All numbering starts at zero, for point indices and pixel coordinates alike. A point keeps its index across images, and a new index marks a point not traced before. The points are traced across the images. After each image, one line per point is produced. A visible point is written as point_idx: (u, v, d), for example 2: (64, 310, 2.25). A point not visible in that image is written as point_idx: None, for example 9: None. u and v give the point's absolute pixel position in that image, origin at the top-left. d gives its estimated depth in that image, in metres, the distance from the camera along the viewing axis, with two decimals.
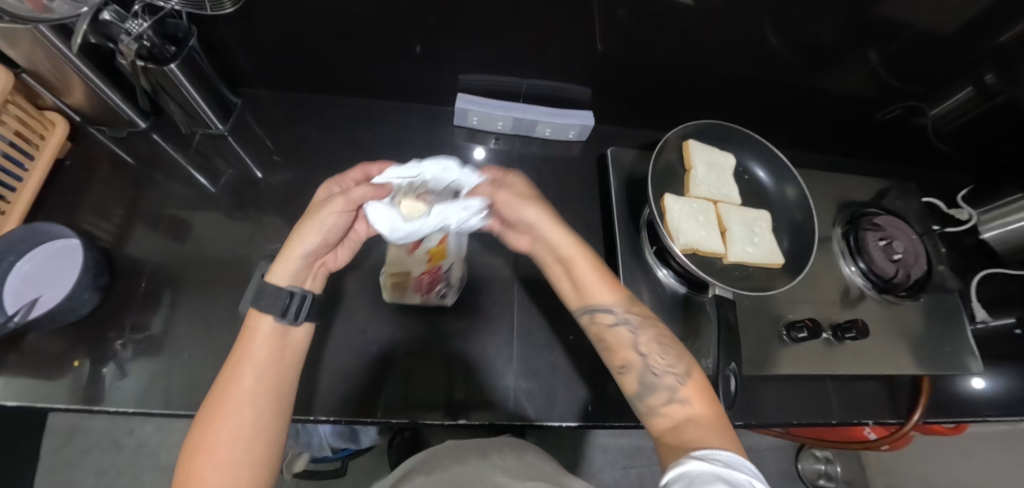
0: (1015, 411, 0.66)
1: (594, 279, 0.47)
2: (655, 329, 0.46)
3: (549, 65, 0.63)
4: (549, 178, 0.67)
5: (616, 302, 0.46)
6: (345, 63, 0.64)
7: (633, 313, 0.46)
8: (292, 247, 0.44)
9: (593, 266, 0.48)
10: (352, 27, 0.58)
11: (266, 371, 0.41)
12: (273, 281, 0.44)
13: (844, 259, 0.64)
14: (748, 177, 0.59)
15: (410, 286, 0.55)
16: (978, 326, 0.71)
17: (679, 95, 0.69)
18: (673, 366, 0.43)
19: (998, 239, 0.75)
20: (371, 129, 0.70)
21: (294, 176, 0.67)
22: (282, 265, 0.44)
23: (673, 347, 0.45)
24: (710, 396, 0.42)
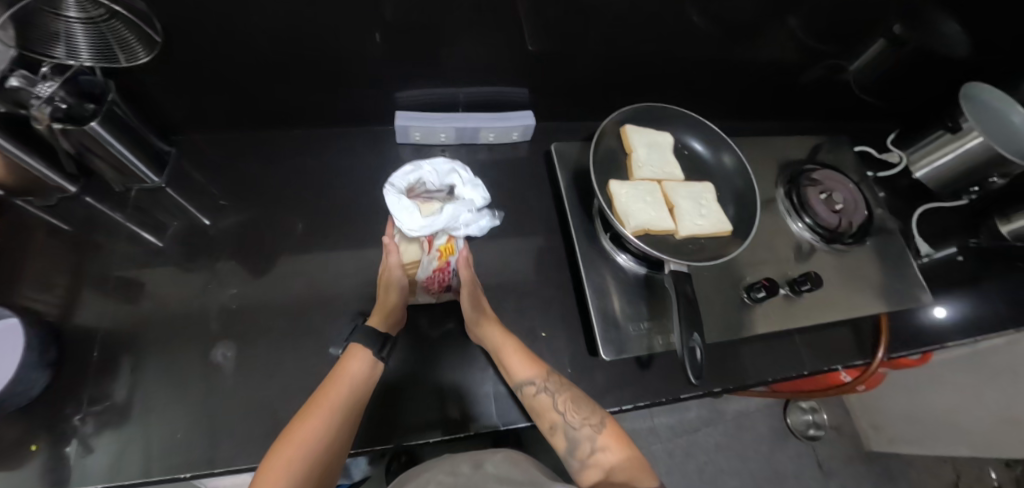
0: (968, 333, 0.71)
1: (512, 355, 0.50)
2: (567, 388, 0.49)
3: (483, 71, 0.63)
4: (502, 181, 0.68)
5: (530, 375, 0.49)
6: (279, 96, 0.63)
7: (552, 381, 0.49)
8: (387, 300, 0.52)
9: (512, 346, 0.51)
10: (281, 59, 0.57)
11: (353, 387, 0.46)
12: (372, 322, 0.51)
13: (791, 217, 0.66)
14: (689, 152, 0.62)
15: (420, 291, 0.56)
16: (924, 259, 0.76)
17: (614, 83, 0.71)
18: (588, 418, 0.46)
19: (928, 175, 0.80)
20: (317, 158, 0.70)
21: (245, 216, 0.65)
22: (383, 314, 0.52)
23: (587, 403, 0.48)
24: (625, 440, 0.45)
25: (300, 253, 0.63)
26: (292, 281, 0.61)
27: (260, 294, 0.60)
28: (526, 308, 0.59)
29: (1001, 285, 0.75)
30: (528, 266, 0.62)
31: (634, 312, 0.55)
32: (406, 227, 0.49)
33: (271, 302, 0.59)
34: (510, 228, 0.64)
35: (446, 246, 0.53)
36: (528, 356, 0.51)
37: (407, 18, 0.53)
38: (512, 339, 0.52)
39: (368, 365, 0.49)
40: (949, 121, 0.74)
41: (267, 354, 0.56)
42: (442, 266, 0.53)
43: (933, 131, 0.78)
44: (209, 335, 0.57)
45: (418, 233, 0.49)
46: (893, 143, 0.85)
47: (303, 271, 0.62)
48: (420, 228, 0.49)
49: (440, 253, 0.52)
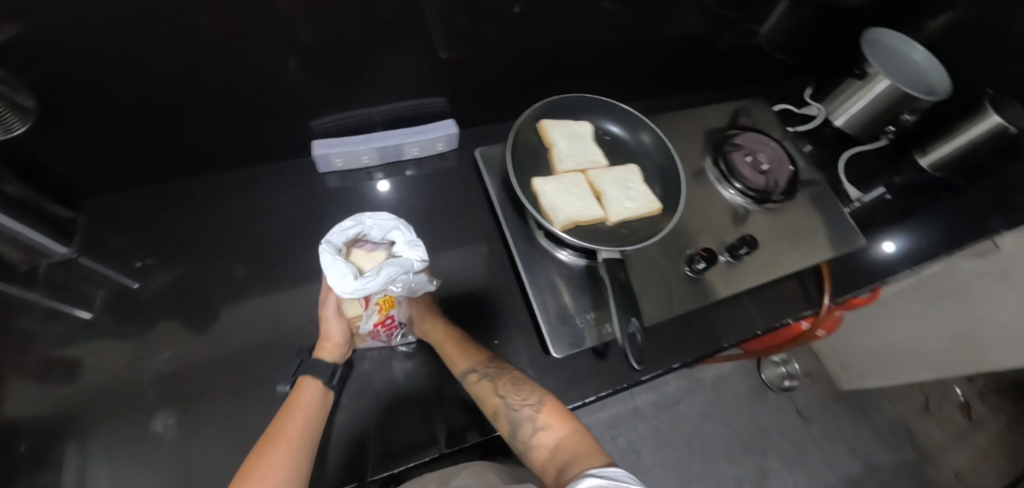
0: (909, 265, 0.74)
1: (450, 348, 0.51)
2: (509, 372, 0.50)
3: (398, 86, 0.62)
4: (434, 193, 0.67)
5: (468, 365, 0.50)
6: (190, 142, 0.60)
7: (492, 368, 0.49)
8: (330, 336, 0.50)
9: (450, 341, 0.52)
10: (181, 105, 0.54)
11: (307, 419, 0.44)
12: (318, 354, 0.49)
13: (721, 184, 0.68)
14: (610, 137, 0.62)
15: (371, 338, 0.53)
16: (854, 204, 0.79)
17: (532, 79, 0.71)
18: (529, 399, 0.47)
19: (847, 123, 0.83)
20: (242, 201, 0.67)
21: (171, 273, 0.62)
22: (327, 346, 0.50)
23: (527, 384, 0.49)
24: (567, 416, 0.46)
25: (236, 301, 0.61)
26: (232, 333, 0.58)
27: (198, 352, 0.57)
28: (475, 318, 0.59)
29: (930, 216, 0.79)
30: (473, 275, 0.62)
31: (580, 304, 0.55)
32: (337, 288, 0.41)
33: (214, 358, 0.57)
34: (450, 241, 0.64)
35: (386, 301, 0.50)
36: (467, 347, 0.52)
37: (308, 42, 0.51)
38: (455, 334, 0.53)
39: (319, 395, 0.47)
40: (856, 68, 0.77)
41: (213, 413, 0.53)
42: (382, 320, 0.51)
43: (844, 80, 0.81)
44: (145, 407, 0.53)
45: (351, 296, 0.41)
46: (812, 98, 0.88)
47: (242, 320, 0.60)
48: (355, 291, 0.41)
49: (379, 308, 0.50)
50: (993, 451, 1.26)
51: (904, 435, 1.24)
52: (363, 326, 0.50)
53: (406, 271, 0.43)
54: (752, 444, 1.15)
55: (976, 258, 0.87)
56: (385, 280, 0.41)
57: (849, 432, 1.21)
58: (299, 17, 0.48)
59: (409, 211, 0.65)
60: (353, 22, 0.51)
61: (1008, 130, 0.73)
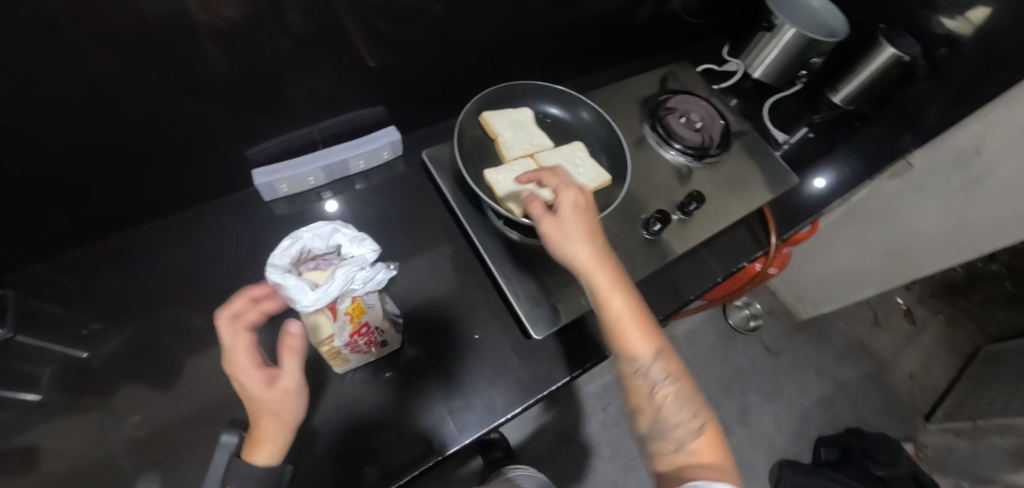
0: (836, 196, 0.81)
1: (630, 325, 0.42)
2: (680, 384, 0.42)
3: (331, 103, 0.61)
4: (388, 204, 0.67)
5: (641, 355, 0.42)
6: (117, 196, 0.56)
7: (661, 367, 0.42)
8: (270, 429, 0.36)
9: (635, 317, 0.43)
10: (105, 159, 0.50)
11: None
12: (249, 460, 0.36)
13: (663, 147, 0.71)
14: (550, 119, 0.64)
15: (351, 355, 0.48)
16: (783, 147, 0.86)
17: (465, 74, 0.71)
18: (688, 418, 0.40)
19: (766, 72, 0.88)
20: (188, 246, 0.64)
21: (125, 334, 0.58)
22: (265, 446, 0.36)
23: (693, 401, 0.42)
24: (720, 449, 0.40)
25: (203, 350, 0.58)
26: (204, 384, 0.56)
27: (170, 411, 0.54)
28: (451, 319, 0.59)
29: (847, 148, 0.87)
30: (441, 276, 0.62)
31: (551, 283, 0.57)
32: (298, 303, 0.37)
33: (189, 413, 0.54)
34: (413, 247, 0.64)
35: (355, 307, 0.42)
36: (656, 334, 0.43)
37: (228, 71, 0.49)
38: (629, 300, 0.44)
39: None
40: (764, 21, 0.82)
41: (200, 471, 0.51)
42: (358, 329, 0.43)
43: (755, 34, 0.86)
44: (121, 481, 0.50)
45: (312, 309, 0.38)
46: (729, 54, 0.93)
47: (214, 367, 0.58)
48: (316, 301, 0.38)
49: (350, 317, 0.42)
50: (936, 347, 1.40)
51: (861, 349, 1.36)
52: (338, 341, 0.43)
53: (365, 267, 0.40)
54: (732, 386, 1.22)
55: (896, 178, 0.96)
56: (345, 281, 0.38)
57: (814, 357, 1.32)
58: (220, 48, 0.46)
59: (364, 225, 0.65)
60: (273, 44, 0.49)
61: (902, 60, 0.80)
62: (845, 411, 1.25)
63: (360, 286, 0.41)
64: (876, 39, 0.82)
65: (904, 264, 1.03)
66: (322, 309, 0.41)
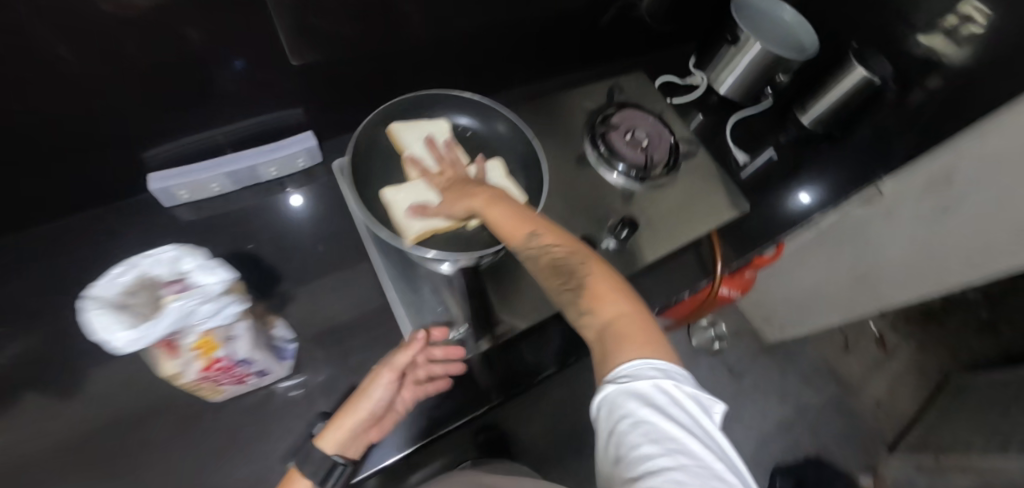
0: (797, 222, 0.76)
1: (504, 221, 0.44)
2: (561, 249, 0.43)
3: (248, 102, 0.56)
4: (305, 215, 0.62)
5: (521, 243, 0.43)
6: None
7: (540, 248, 0.43)
8: (347, 413, 0.43)
9: (513, 217, 0.44)
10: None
11: None
12: (325, 439, 0.42)
13: (603, 167, 0.66)
14: (472, 134, 0.61)
15: (221, 385, 0.43)
16: (743, 169, 0.81)
17: (399, 77, 0.66)
18: (575, 283, 0.41)
19: (730, 88, 0.83)
20: (62, 249, 0.55)
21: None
22: (337, 430, 0.42)
23: (580, 264, 0.42)
24: (614, 290, 0.40)
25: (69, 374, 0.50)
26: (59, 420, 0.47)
27: (11, 450, 0.44)
28: (357, 347, 0.55)
29: (815, 172, 0.82)
30: (353, 298, 0.57)
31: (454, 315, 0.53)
32: (111, 344, 0.31)
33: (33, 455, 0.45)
34: (322, 263, 0.58)
35: (205, 343, 0.37)
36: (528, 218, 0.44)
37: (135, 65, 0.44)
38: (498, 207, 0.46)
39: None
40: (729, 35, 0.77)
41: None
42: (211, 363, 0.38)
43: (720, 48, 0.81)
44: None
45: (131, 350, 0.31)
46: (694, 66, 0.88)
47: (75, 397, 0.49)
48: (135, 342, 0.32)
49: (199, 351, 0.37)
50: (905, 374, 1.36)
51: (828, 373, 1.33)
52: (185, 374, 0.38)
53: (210, 301, 0.35)
54: None
55: (866, 204, 0.89)
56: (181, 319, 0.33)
57: (778, 380, 1.29)
58: (121, 38, 0.41)
59: (275, 237, 0.59)
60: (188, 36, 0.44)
61: (872, 83, 0.75)
62: (808, 437, 1.22)
63: (203, 321, 0.36)
64: (846, 58, 0.77)
65: (871, 292, 0.98)
66: (158, 346, 0.35)
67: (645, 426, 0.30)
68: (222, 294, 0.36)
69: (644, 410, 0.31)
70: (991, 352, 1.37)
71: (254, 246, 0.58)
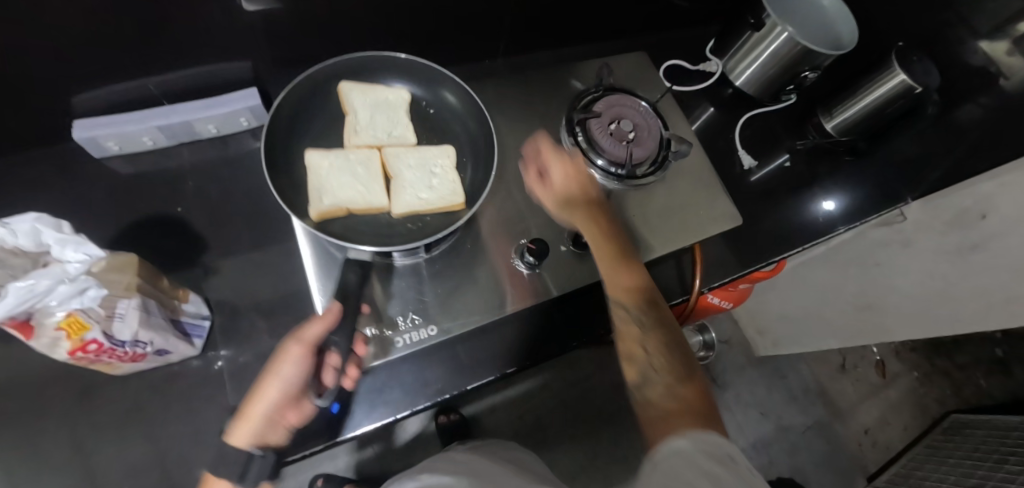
0: (801, 241, 0.68)
1: (618, 283, 0.49)
2: (664, 334, 0.47)
3: (181, 53, 0.50)
4: (247, 181, 0.57)
5: (631, 302, 0.48)
6: None
7: (642, 312, 0.48)
8: (254, 405, 0.41)
9: (626, 272, 0.50)
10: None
11: None
12: (233, 439, 0.41)
13: (583, 157, 0.59)
14: (433, 110, 0.59)
15: (113, 362, 0.40)
16: (749, 173, 0.72)
17: (366, 36, 0.59)
18: (667, 363, 0.45)
19: (748, 81, 0.73)
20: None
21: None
22: (247, 424, 0.41)
23: (679, 347, 0.47)
24: (702, 392, 0.43)
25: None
26: None
27: None
28: (283, 330, 0.51)
29: (832, 187, 0.72)
30: (285, 276, 0.54)
31: (382, 310, 0.49)
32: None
33: None
34: (260, 238, 0.55)
35: (72, 323, 0.34)
36: (643, 287, 0.49)
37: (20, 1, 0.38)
38: (622, 263, 0.50)
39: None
40: (751, 17, 0.66)
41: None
42: (81, 346, 0.35)
43: (742, 32, 0.71)
44: None
45: None
46: (712, 52, 0.78)
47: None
48: None
49: (66, 333, 0.34)
50: (902, 404, 1.29)
51: (818, 394, 1.26)
52: (58, 355, 0.36)
53: (63, 281, 0.34)
54: None
55: (884, 227, 0.81)
56: (20, 302, 0.32)
57: (763, 395, 1.24)
58: None
59: (212, 202, 0.55)
60: None
61: (914, 91, 0.63)
62: (781, 457, 1.18)
63: (60, 300, 0.34)
64: (887, 61, 0.66)
65: (869, 321, 0.92)
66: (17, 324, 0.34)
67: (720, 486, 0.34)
68: (83, 274, 0.35)
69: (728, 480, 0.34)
70: (999, 394, 1.28)
71: (183, 208, 0.54)
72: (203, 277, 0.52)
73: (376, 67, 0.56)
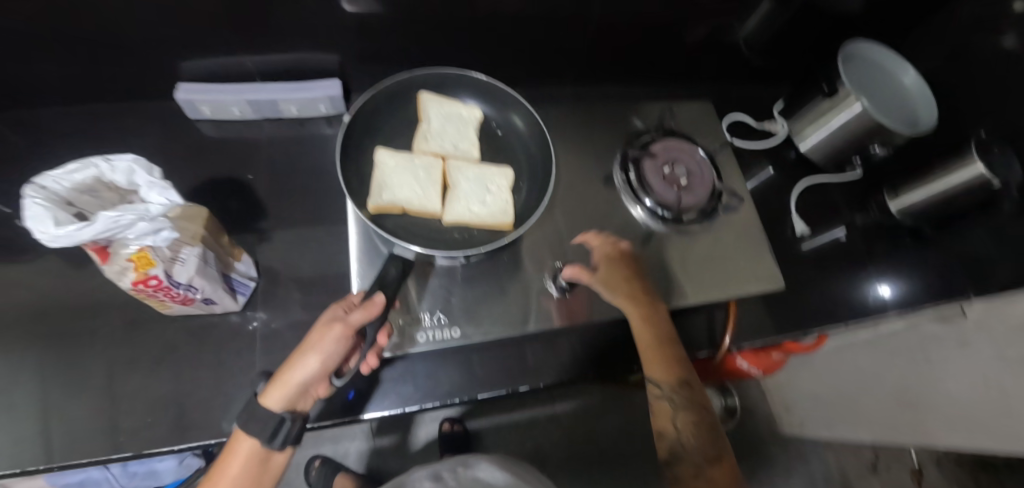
0: (843, 318, 0.65)
1: (656, 357, 0.49)
2: (696, 406, 0.48)
3: (277, 38, 0.55)
4: (313, 162, 0.61)
5: (668, 382, 0.48)
6: (28, 62, 0.51)
7: (680, 394, 0.48)
8: (291, 369, 0.39)
9: (664, 355, 0.49)
10: (4, 26, 0.46)
11: (248, 467, 0.39)
12: (265, 402, 0.39)
13: (630, 198, 0.60)
14: (500, 131, 0.61)
15: (166, 302, 0.44)
16: (798, 240, 0.70)
17: (445, 47, 0.63)
18: (701, 444, 0.47)
19: (812, 147, 0.72)
20: (99, 133, 0.59)
21: (13, 207, 0.55)
22: (279, 389, 0.39)
23: (710, 428, 0.48)
24: (731, 474, 0.46)
25: (65, 249, 0.54)
26: (46, 284, 0.51)
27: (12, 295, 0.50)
28: (317, 306, 0.54)
29: (886, 268, 0.69)
30: (331, 255, 0.57)
31: (416, 303, 0.51)
32: (35, 236, 0.33)
33: (19, 307, 0.50)
34: (316, 214, 0.58)
35: (141, 257, 0.38)
36: (677, 359, 0.49)
37: None
38: (665, 344, 0.50)
39: (255, 452, 0.39)
40: (826, 84, 0.66)
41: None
42: (144, 279, 0.39)
43: (813, 97, 0.70)
44: None
45: (56, 245, 0.33)
46: (780, 113, 0.77)
47: (62, 272, 0.52)
48: (61, 239, 0.33)
49: (134, 264, 0.38)
50: None
51: None
52: (122, 283, 0.39)
53: (143, 218, 0.36)
54: None
55: (938, 321, 0.76)
56: (102, 229, 0.34)
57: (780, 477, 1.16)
58: None
59: (278, 175, 0.60)
60: None
61: (990, 185, 0.60)
62: None
63: (136, 235, 0.37)
64: (966, 147, 0.62)
65: (917, 420, 0.84)
66: (98, 250, 0.37)
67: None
68: (161, 216, 0.37)
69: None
70: None
71: (252, 177, 0.59)
72: (257, 241, 0.55)
73: (451, 78, 0.60)
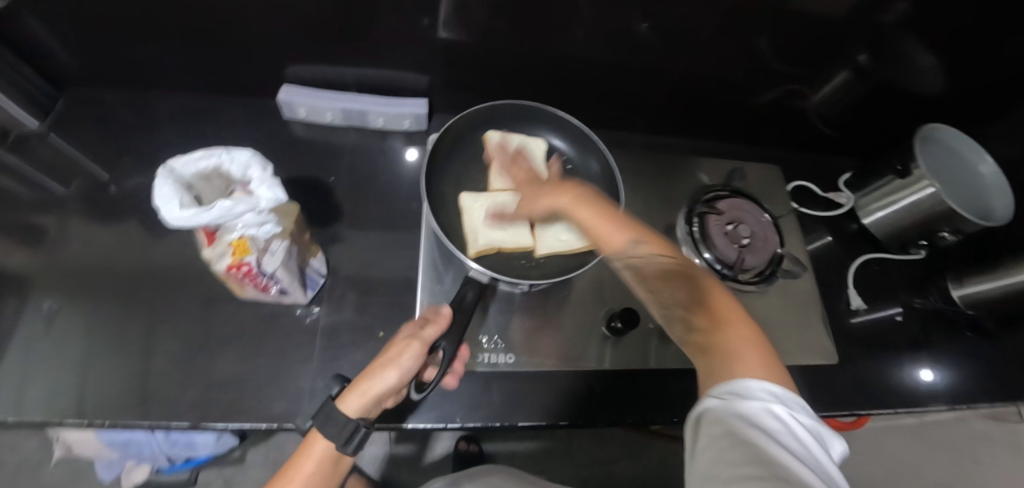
0: (892, 402, 0.62)
1: (600, 227, 0.43)
2: (669, 261, 0.40)
3: (378, 58, 0.59)
4: (390, 172, 0.64)
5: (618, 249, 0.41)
6: (162, 52, 0.58)
7: (632, 255, 0.41)
8: (368, 379, 0.41)
9: (603, 217, 0.43)
10: (152, 18, 0.52)
11: (317, 470, 0.40)
12: (343, 406, 0.40)
13: (692, 252, 0.60)
14: (571, 166, 0.64)
15: (246, 287, 0.47)
16: (852, 315, 0.69)
17: (527, 84, 0.66)
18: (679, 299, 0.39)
19: (876, 224, 0.71)
20: (202, 120, 0.64)
21: (113, 176, 0.60)
22: (357, 395, 0.40)
23: (685, 280, 0.40)
24: (725, 314, 0.37)
25: (157, 221, 0.58)
26: (139, 251, 0.56)
27: (108, 257, 0.55)
28: (376, 310, 0.56)
29: (943, 358, 0.67)
30: (395, 264, 0.59)
31: (473, 324, 0.54)
32: (162, 214, 0.36)
33: (113, 267, 0.55)
34: (385, 222, 0.61)
35: (240, 244, 0.41)
36: (628, 225, 0.42)
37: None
38: (597, 207, 0.44)
39: (326, 454, 0.40)
40: (898, 164, 0.65)
41: (78, 324, 0.51)
42: (238, 265, 0.42)
43: (883, 174, 0.69)
44: (28, 297, 0.52)
45: (177, 224, 0.36)
46: (847, 184, 0.76)
47: (150, 243, 0.56)
48: (183, 219, 0.36)
49: (233, 250, 0.41)
50: None
51: None
52: (217, 265, 0.42)
53: (253, 210, 0.39)
54: None
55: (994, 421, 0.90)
56: (219, 216, 0.37)
57: None
58: None
59: (356, 181, 0.63)
60: None
61: None
62: None
63: (243, 225, 0.40)
64: None
65: None
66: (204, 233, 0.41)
67: (750, 448, 0.27)
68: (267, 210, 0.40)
69: (776, 445, 0.27)
70: None
71: (331, 179, 0.63)
72: (328, 240, 0.59)
73: (524, 113, 0.64)
